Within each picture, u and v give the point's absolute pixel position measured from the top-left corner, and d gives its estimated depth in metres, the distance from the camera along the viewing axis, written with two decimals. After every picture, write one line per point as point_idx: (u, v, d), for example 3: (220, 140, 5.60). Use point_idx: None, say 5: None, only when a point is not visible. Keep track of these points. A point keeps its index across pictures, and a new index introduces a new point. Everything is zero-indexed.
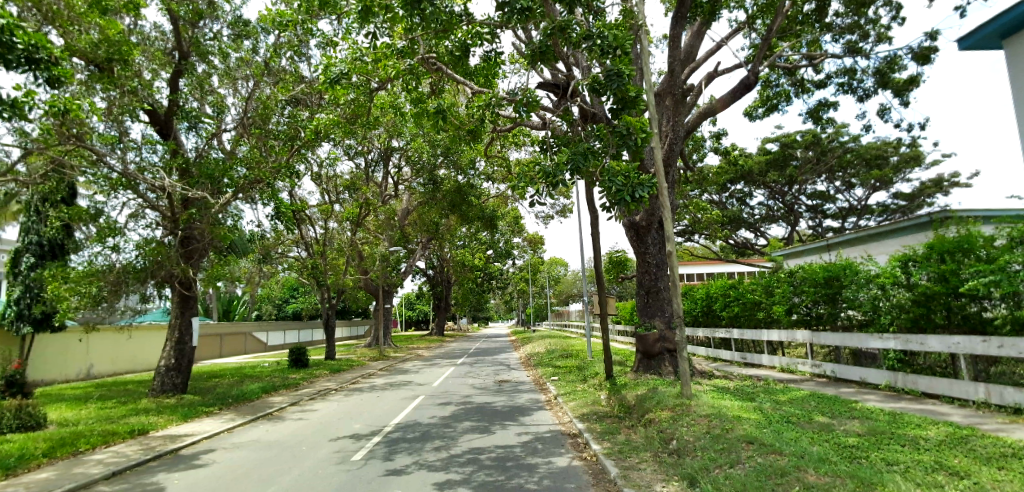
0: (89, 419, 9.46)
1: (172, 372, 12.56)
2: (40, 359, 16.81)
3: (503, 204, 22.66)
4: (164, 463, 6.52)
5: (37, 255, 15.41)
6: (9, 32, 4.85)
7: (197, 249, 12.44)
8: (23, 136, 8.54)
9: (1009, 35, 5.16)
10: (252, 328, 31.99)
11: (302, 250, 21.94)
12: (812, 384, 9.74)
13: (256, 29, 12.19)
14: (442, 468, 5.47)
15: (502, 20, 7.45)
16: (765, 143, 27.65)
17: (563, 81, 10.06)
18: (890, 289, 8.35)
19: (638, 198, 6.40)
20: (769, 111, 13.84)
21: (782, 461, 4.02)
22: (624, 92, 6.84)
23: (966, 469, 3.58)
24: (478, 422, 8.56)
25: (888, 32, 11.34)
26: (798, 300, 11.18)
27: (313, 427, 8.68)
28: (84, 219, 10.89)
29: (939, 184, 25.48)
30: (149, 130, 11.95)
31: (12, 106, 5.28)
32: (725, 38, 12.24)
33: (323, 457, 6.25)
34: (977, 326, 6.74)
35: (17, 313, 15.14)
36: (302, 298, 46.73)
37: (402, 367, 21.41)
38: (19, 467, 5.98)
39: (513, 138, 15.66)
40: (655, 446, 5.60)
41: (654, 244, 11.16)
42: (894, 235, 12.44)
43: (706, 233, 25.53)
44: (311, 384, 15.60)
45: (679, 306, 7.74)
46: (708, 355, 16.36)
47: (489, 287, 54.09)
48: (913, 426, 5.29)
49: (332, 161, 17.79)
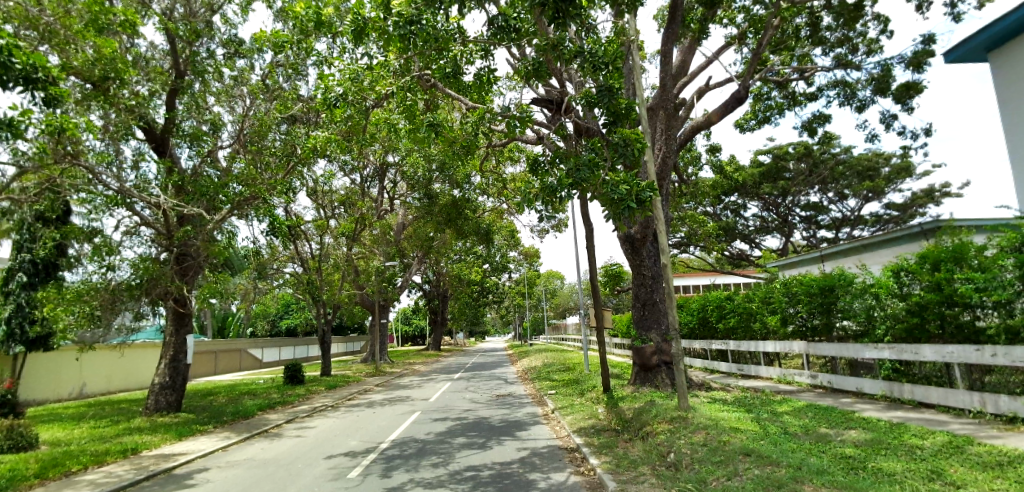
0: (81, 439, 9.32)
1: (165, 390, 12.40)
2: (32, 377, 16.64)
3: (498, 217, 22.76)
4: (157, 482, 6.42)
5: (31, 273, 15.41)
6: (8, 52, 4.85)
7: (193, 266, 12.40)
8: (18, 154, 8.46)
9: (995, 48, 5.50)
10: (248, 344, 31.84)
11: (297, 267, 21.89)
12: (810, 395, 9.74)
13: (252, 48, 12.37)
14: (439, 485, 5.40)
15: (495, 40, 7.62)
16: (758, 155, 28.05)
17: (558, 98, 10.29)
18: (886, 299, 8.40)
19: (654, 189, 6.29)
20: (761, 124, 14.04)
21: (780, 473, 4.02)
22: (616, 106, 7.13)
23: (962, 479, 3.59)
24: (474, 438, 8.44)
25: (877, 45, 11.57)
26: (794, 311, 11.19)
27: (309, 445, 8.56)
28: (79, 237, 10.84)
29: (930, 194, 25.89)
30: (146, 147, 12.12)
31: (10, 125, 5.27)
32: (716, 53, 12.50)
33: (319, 475, 6.19)
34: (971, 335, 6.76)
35: (9, 332, 15.07)
36: (297, 314, 46.46)
37: (399, 382, 21.20)
38: (11, 487, 5.89)
39: (507, 154, 15.86)
40: (653, 459, 5.57)
41: (650, 257, 11.19)
42: (887, 245, 12.62)
43: (703, 245, 25.58)
44: (307, 401, 15.44)
45: (675, 319, 7.66)
46: (705, 366, 16.27)
47: (486, 301, 54.06)
48: (911, 435, 5.32)
49: (328, 177, 17.87)
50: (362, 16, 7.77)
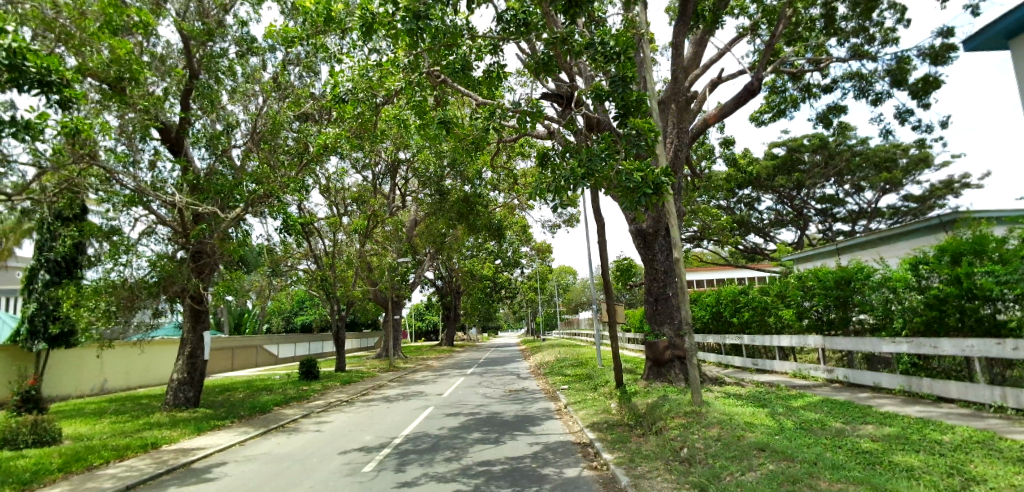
0: (103, 433, 9.56)
1: (184, 386, 12.64)
2: (54, 374, 17.06)
3: (510, 213, 22.74)
4: (176, 476, 6.56)
5: (53, 272, 15.72)
6: (22, 56, 4.92)
7: (209, 264, 12.61)
8: (37, 155, 8.61)
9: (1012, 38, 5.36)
10: (264, 341, 32.31)
11: (311, 264, 22.11)
12: (826, 390, 9.61)
13: (263, 46, 12.46)
14: (452, 480, 5.43)
15: (504, 35, 7.59)
16: (772, 147, 27.67)
17: (568, 92, 10.22)
18: (904, 292, 8.25)
19: (663, 184, 6.22)
20: (776, 117, 13.82)
21: (796, 468, 3.97)
22: (627, 98, 6.98)
23: (982, 474, 3.50)
24: (488, 433, 8.47)
25: (894, 35, 11.31)
26: (809, 305, 11.03)
27: (324, 440, 8.65)
28: (98, 236, 11.05)
29: (949, 186, 25.33)
30: (161, 147, 12.33)
31: (26, 128, 5.35)
32: (729, 44, 12.31)
33: (335, 469, 6.27)
34: (991, 329, 6.59)
35: (33, 330, 15.45)
36: (312, 310, 46.98)
37: (413, 378, 21.41)
38: (35, 481, 6.05)
39: (518, 149, 15.81)
40: (667, 454, 5.54)
41: (662, 251, 11.10)
42: (904, 237, 12.38)
43: (716, 239, 25.33)
44: (322, 396, 15.66)
45: (687, 313, 7.59)
46: (719, 361, 16.12)
47: (498, 297, 54.14)
48: (930, 430, 5.21)
49: (340, 175, 18.01)
50: (371, 12, 7.75)
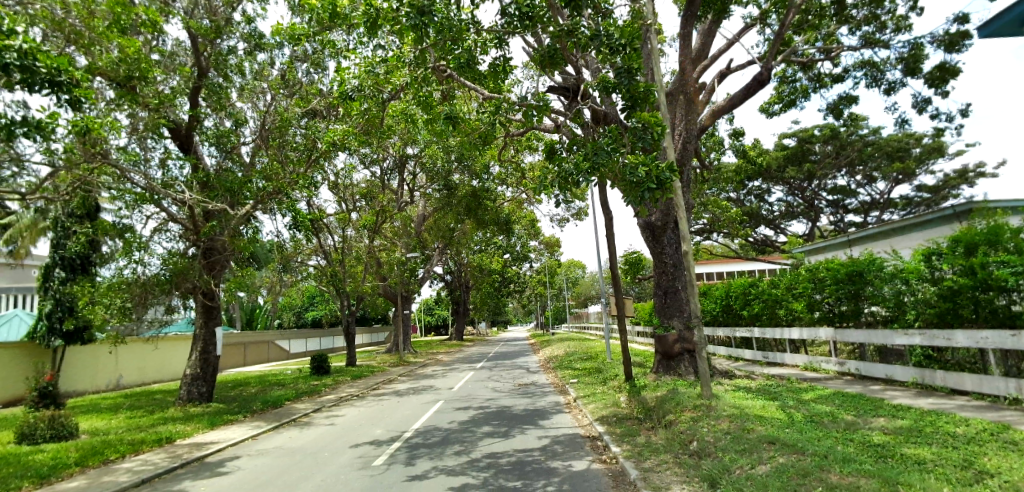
0: (119, 428, 9.74)
1: (197, 381, 12.82)
2: (71, 370, 17.39)
3: (518, 207, 22.71)
4: (190, 470, 6.67)
5: (68, 269, 15.97)
6: (32, 57, 4.96)
7: (219, 261, 12.74)
8: (50, 155, 8.74)
9: None
10: (275, 336, 32.65)
11: (321, 260, 22.27)
12: (838, 383, 9.53)
13: (270, 42, 12.47)
14: (461, 473, 5.46)
15: (510, 28, 7.54)
16: (782, 138, 27.33)
17: (575, 84, 10.14)
18: (916, 284, 8.14)
19: (669, 177, 6.17)
20: (786, 107, 13.63)
21: (805, 461, 3.94)
22: (634, 89, 6.92)
23: (996, 468, 3.45)
24: (497, 427, 8.50)
25: (906, 22, 11.08)
26: (821, 298, 10.91)
27: (335, 434, 8.75)
28: (111, 234, 11.20)
29: (964, 175, 24.89)
30: (171, 145, 12.44)
31: (37, 128, 5.42)
32: (738, 34, 12.14)
33: (345, 463, 6.34)
34: (1006, 320, 6.46)
35: (49, 327, 15.74)
36: (322, 306, 47.37)
37: (423, 372, 21.54)
38: (54, 475, 6.19)
39: (525, 143, 15.75)
40: (676, 447, 5.53)
41: (671, 244, 11.03)
42: (918, 228, 12.20)
43: (726, 231, 25.11)
44: (333, 391, 15.81)
45: (696, 306, 7.54)
46: (730, 354, 16.03)
47: (506, 291, 54.20)
48: (943, 423, 5.14)
49: (348, 171, 18.08)
50: (375, 7, 7.74)
